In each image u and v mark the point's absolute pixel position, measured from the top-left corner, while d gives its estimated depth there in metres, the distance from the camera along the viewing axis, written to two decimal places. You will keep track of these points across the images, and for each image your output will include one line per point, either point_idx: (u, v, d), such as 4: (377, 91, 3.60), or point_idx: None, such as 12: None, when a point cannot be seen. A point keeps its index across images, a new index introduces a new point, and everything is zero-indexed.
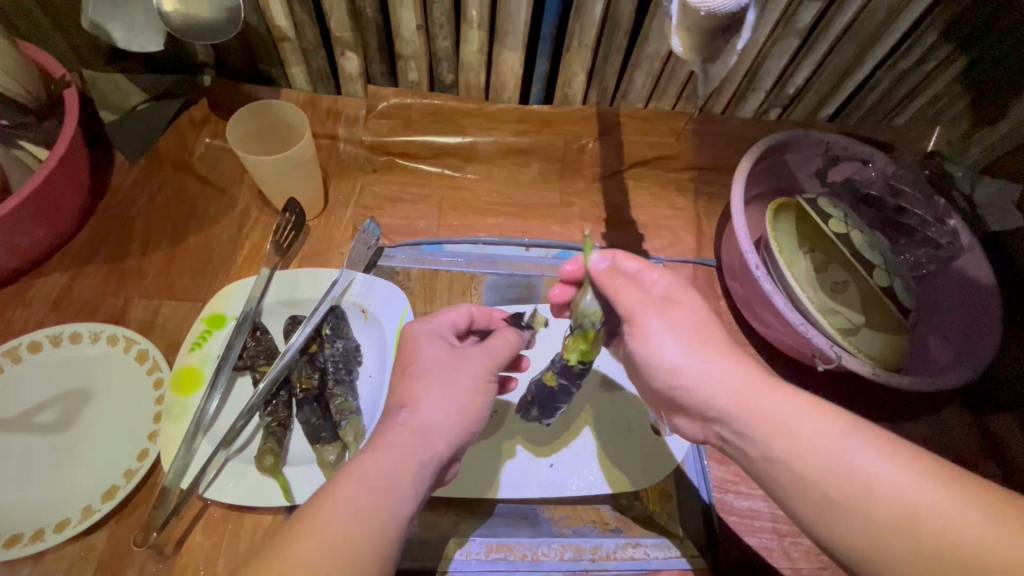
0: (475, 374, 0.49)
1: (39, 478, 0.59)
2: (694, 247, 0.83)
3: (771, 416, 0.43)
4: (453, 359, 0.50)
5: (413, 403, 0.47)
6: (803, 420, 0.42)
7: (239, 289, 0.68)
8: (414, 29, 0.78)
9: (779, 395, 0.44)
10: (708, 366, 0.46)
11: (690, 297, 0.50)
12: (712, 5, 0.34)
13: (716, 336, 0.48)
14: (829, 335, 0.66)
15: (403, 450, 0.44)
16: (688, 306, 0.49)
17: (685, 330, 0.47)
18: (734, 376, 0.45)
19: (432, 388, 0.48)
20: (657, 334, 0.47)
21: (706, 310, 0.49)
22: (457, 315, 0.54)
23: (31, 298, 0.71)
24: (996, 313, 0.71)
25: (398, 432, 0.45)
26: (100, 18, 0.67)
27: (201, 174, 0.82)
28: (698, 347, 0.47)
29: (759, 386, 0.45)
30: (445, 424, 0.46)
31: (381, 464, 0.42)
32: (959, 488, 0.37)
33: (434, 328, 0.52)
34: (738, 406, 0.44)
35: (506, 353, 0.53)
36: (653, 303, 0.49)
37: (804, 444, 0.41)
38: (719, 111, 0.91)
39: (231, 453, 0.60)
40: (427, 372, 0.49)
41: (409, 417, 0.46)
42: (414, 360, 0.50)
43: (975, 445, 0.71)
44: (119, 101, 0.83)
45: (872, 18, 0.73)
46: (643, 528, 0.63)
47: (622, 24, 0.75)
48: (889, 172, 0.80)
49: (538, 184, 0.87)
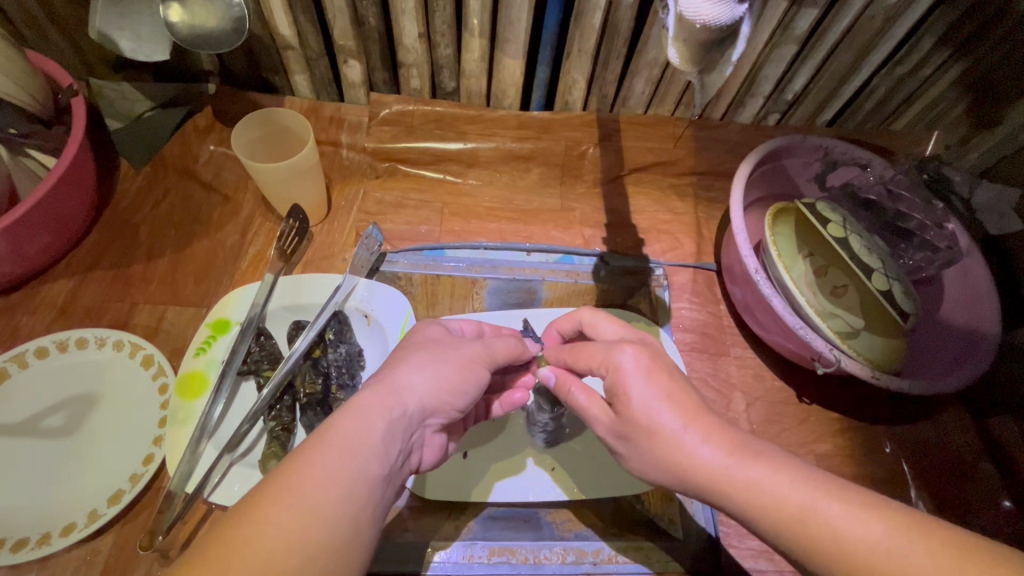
0: (454, 351, 0.51)
1: (45, 483, 0.59)
2: (694, 251, 0.84)
3: (738, 489, 0.41)
4: (441, 342, 0.52)
5: (391, 367, 0.48)
6: (775, 482, 0.41)
7: (244, 294, 0.69)
8: (416, 37, 0.79)
9: (750, 462, 0.42)
10: (665, 462, 0.44)
11: (642, 398, 0.45)
12: (708, 18, 0.34)
13: (667, 443, 0.44)
14: (829, 339, 0.66)
15: (373, 407, 0.44)
16: (633, 413, 0.45)
17: (638, 441, 0.46)
18: (703, 447, 0.43)
19: (412, 358, 0.49)
20: (621, 448, 0.48)
21: (655, 406, 0.45)
22: (460, 324, 0.58)
23: (37, 305, 0.72)
24: (992, 332, 0.70)
25: (368, 391, 0.45)
26: (109, 30, 0.68)
27: (204, 180, 0.83)
28: (651, 461, 0.46)
29: (726, 456, 0.43)
30: (418, 390, 0.47)
31: (349, 421, 0.42)
32: (942, 547, 0.35)
33: (434, 323, 0.55)
34: (705, 483, 0.43)
35: (506, 356, 0.54)
36: (603, 419, 0.49)
37: (779, 510, 0.40)
38: (719, 116, 0.92)
39: (236, 457, 0.60)
40: (410, 351, 0.50)
41: (382, 377, 0.47)
42: (408, 340, 0.53)
43: (975, 447, 0.71)
44: (124, 108, 0.84)
45: (869, 25, 0.74)
46: (645, 533, 0.63)
47: (622, 31, 0.76)
48: (888, 176, 0.80)
49: (539, 189, 0.88)
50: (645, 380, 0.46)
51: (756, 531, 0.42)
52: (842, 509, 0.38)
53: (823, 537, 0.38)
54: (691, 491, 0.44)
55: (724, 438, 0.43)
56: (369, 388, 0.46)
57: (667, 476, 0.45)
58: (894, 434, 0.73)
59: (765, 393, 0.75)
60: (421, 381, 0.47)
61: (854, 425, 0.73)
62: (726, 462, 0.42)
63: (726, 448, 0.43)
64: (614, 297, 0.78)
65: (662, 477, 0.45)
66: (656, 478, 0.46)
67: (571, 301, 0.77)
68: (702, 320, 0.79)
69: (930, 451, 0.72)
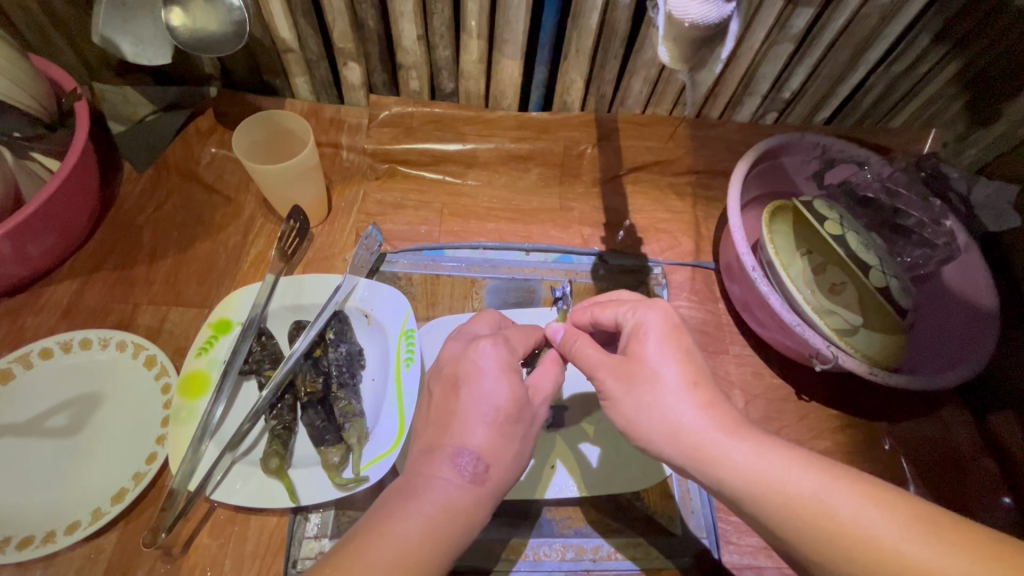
0: (531, 426, 0.49)
1: (52, 481, 0.60)
2: (692, 250, 0.84)
3: (739, 468, 0.44)
4: (521, 407, 0.48)
5: (485, 454, 0.46)
6: (782, 469, 0.43)
7: (244, 294, 0.69)
8: (415, 40, 0.80)
9: (752, 444, 0.44)
10: (661, 415, 0.47)
11: (655, 352, 0.49)
12: (696, 17, 0.35)
13: (659, 398, 0.47)
14: (826, 335, 0.67)
15: (472, 513, 0.44)
16: (645, 357, 0.49)
17: (637, 388, 0.48)
18: (702, 423, 0.46)
19: (507, 442, 0.47)
20: (612, 395, 0.50)
21: (667, 359, 0.48)
22: (523, 344, 0.54)
23: (42, 306, 0.73)
24: (992, 324, 0.70)
25: (463, 490, 0.44)
26: (111, 33, 0.69)
27: (207, 182, 0.84)
28: (649, 414, 0.47)
29: (726, 433, 0.45)
30: (506, 478, 0.46)
31: (439, 521, 0.42)
32: (944, 534, 0.37)
33: (504, 358, 0.50)
34: (699, 451, 0.45)
35: (551, 387, 0.52)
36: (608, 366, 0.50)
37: (784, 492, 0.42)
38: (717, 115, 0.92)
39: (238, 456, 0.61)
40: (496, 417, 0.47)
41: (481, 474, 0.45)
42: (479, 398, 0.47)
43: (974, 442, 0.72)
44: (127, 112, 0.85)
45: (865, 23, 0.75)
46: (645, 528, 0.64)
47: (620, 32, 0.77)
48: (885, 174, 0.80)
49: (538, 189, 0.88)
50: (663, 338, 0.50)
51: (749, 513, 0.44)
52: (849, 497, 0.40)
53: (830, 522, 0.40)
54: (679, 460, 0.47)
55: (722, 416, 0.46)
56: (463, 482, 0.44)
57: (662, 440, 0.47)
58: (893, 430, 0.73)
59: (764, 390, 0.75)
60: (510, 471, 0.47)
61: (853, 422, 0.73)
62: (724, 436, 0.45)
63: (724, 425, 0.46)
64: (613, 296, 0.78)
65: (661, 448, 0.47)
66: (645, 438, 0.48)
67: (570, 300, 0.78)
68: (701, 318, 0.79)
69: (929, 447, 0.72)
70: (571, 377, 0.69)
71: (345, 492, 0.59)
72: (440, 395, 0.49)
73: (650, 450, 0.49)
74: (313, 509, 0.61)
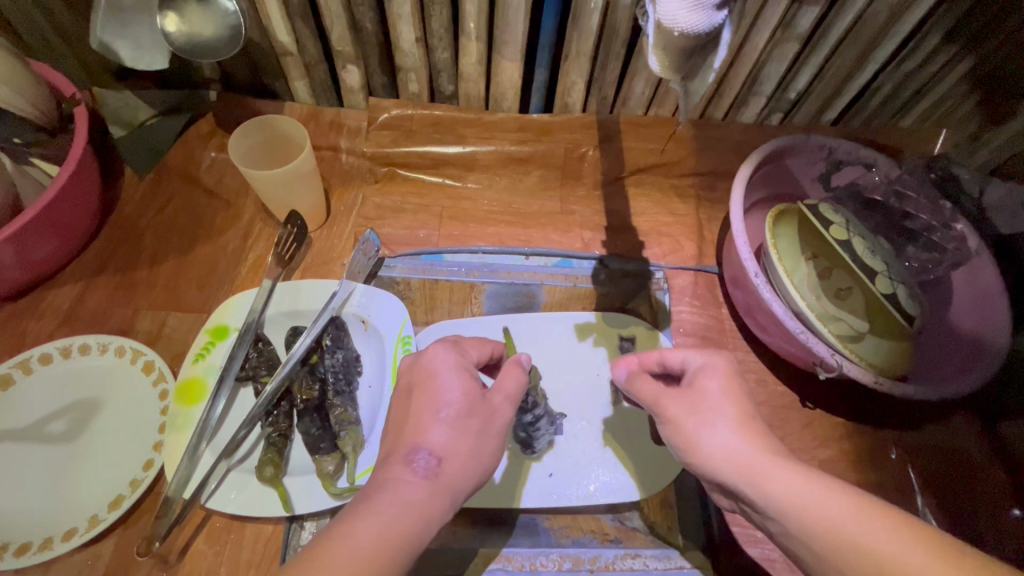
0: (490, 422, 0.47)
1: (50, 487, 0.60)
2: (695, 254, 0.83)
3: (784, 491, 0.42)
4: (476, 402, 0.47)
5: (441, 450, 0.44)
6: (823, 493, 0.41)
7: (241, 300, 0.69)
8: (413, 42, 0.79)
9: (795, 469, 0.43)
10: (719, 440, 0.46)
11: (719, 390, 0.49)
12: (686, 25, 0.34)
13: (718, 425, 0.47)
14: (831, 344, 0.65)
15: (426, 510, 0.42)
16: (711, 391, 0.49)
17: (701, 415, 0.48)
18: (753, 449, 0.45)
19: (464, 439, 0.45)
20: (675, 418, 0.49)
21: (730, 397, 0.49)
22: (479, 349, 0.54)
23: (43, 311, 0.73)
24: (1004, 332, 0.68)
25: (418, 488, 0.42)
26: (109, 38, 0.69)
27: (207, 186, 0.83)
28: (710, 440, 0.46)
29: (775, 459, 0.44)
30: (466, 480, 0.44)
31: (391, 520, 0.40)
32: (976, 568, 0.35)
33: (457, 358, 0.50)
34: (750, 473, 0.44)
35: (517, 390, 0.51)
36: (672, 397, 0.50)
37: (819, 516, 0.40)
38: (721, 116, 0.91)
39: (233, 463, 0.61)
40: (451, 414, 0.46)
41: (436, 470, 0.43)
42: (436, 397, 0.47)
43: (984, 452, 0.70)
44: (128, 117, 0.85)
45: (873, 21, 0.73)
46: (644, 539, 0.63)
47: (620, 33, 0.75)
48: (893, 176, 0.78)
49: (539, 192, 0.87)
50: (727, 378, 0.50)
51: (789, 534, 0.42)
52: (883, 528, 0.38)
53: (861, 547, 0.38)
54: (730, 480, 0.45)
55: (769, 445, 0.46)
56: (418, 479, 0.43)
57: (718, 462, 0.45)
58: (900, 439, 0.71)
59: (768, 398, 0.73)
60: (468, 471, 0.45)
61: (859, 430, 0.72)
62: (772, 460, 0.44)
63: (770, 450, 0.45)
64: (613, 300, 0.77)
65: (713, 468, 0.46)
66: (700, 460, 0.47)
67: (570, 304, 0.77)
68: (703, 323, 0.78)
69: (939, 457, 0.70)
70: (569, 389, 0.70)
71: (339, 501, 0.59)
72: (403, 401, 0.48)
73: (702, 473, 0.47)
74: (309, 516, 0.61)
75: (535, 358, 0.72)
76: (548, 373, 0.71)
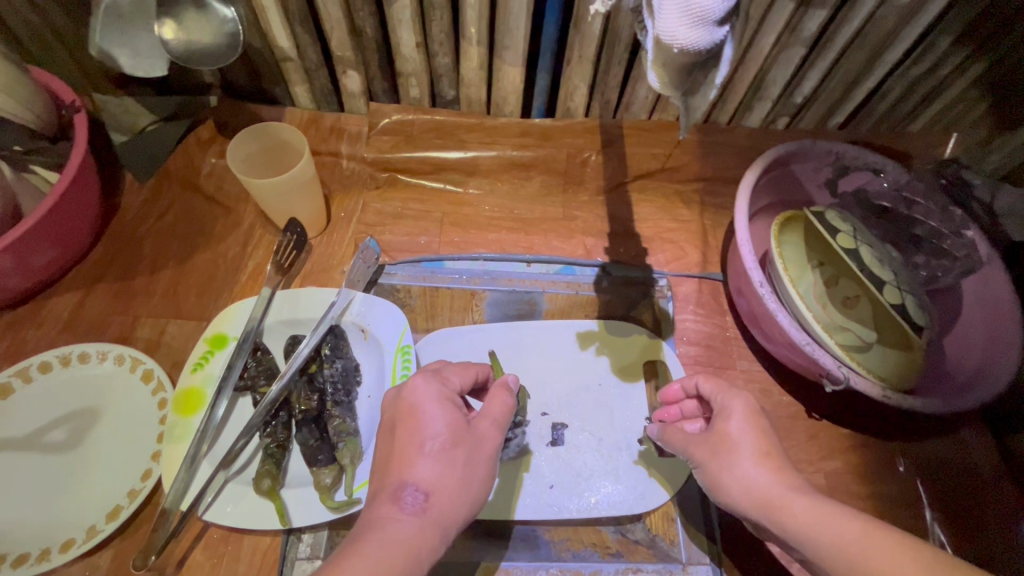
0: (478, 451, 0.47)
1: (48, 497, 0.60)
2: (698, 260, 0.82)
3: (799, 522, 0.44)
4: (460, 431, 0.47)
5: (427, 484, 0.44)
6: (834, 518, 0.43)
7: (240, 309, 0.68)
8: (414, 47, 0.78)
9: (809, 498, 0.45)
10: (738, 481, 0.47)
11: (738, 431, 0.49)
12: (685, 42, 0.34)
13: (736, 467, 0.48)
14: (837, 355, 0.64)
15: (416, 548, 0.41)
16: (728, 433, 0.50)
17: (720, 460, 0.49)
18: (771, 485, 0.46)
19: (452, 472, 0.45)
20: (700, 463, 0.51)
21: (747, 436, 0.49)
22: (461, 377, 0.52)
23: (43, 319, 0.73)
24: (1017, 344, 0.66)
25: (407, 526, 0.42)
26: (108, 46, 0.68)
27: (207, 193, 0.83)
28: (730, 483, 0.48)
29: (789, 488, 0.46)
30: (457, 514, 0.44)
31: (379, 560, 0.39)
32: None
33: (439, 388, 0.49)
34: (767, 506, 0.46)
35: (502, 413, 0.50)
36: (696, 441, 0.52)
37: (833, 539, 0.42)
38: (726, 120, 0.89)
39: (231, 474, 0.60)
40: (436, 446, 0.46)
41: (424, 506, 0.43)
42: (421, 431, 0.46)
43: (995, 466, 0.68)
44: (128, 123, 0.86)
45: (882, 24, 0.71)
46: (645, 553, 0.62)
47: (623, 37, 0.74)
48: (902, 182, 0.77)
49: (541, 198, 0.86)
50: (746, 417, 0.50)
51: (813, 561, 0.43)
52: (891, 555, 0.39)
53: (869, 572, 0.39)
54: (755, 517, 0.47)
55: (788, 477, 0.47)
56: (407, 516, 0.43)
57: (740, 497, 0.47)
58: (908, 451, 0.70)
59: (772, 408, 0.72)
60: (457, 502, 0.44)
61: (866, 442, 0.70)
62: (789, 490, 0.45)
63: (786, 480, 0.46)
64: (616, 308, 0.76)
65: (734, 502, 0.48)
66: (725, 501, 0.49)
67: (572, 312, 0.76)
68: (707, 332, 0.77)
69: (947, 470, 0.69)
70: (571, 399, 0.69)
71: (338, 514, 0.58)
72: (388, 433, 0.48)
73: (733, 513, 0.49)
74: (306, 529, 0.61)
75: (537, 368, 0.71)
76: (551, 383, 0.70)
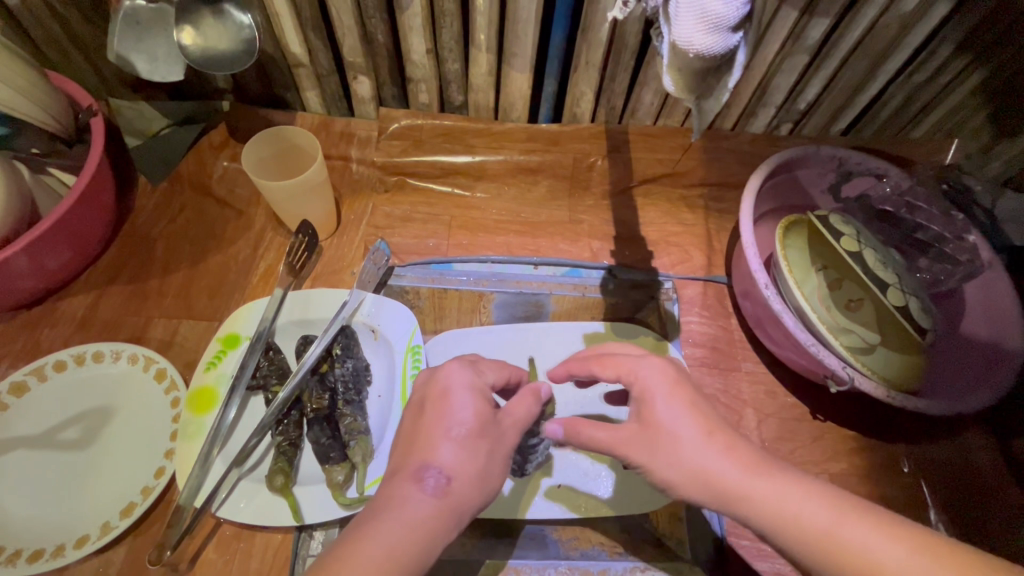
0: (500, 444, 0.48)
1: (63, 493, 0.61)
2: (703, 264, 0.83)
3: (762, 508, 0.43)
4: (488, 422, 0.48)
5: (451, 469, 0.44)
6: (808, 509, 0.42)
7: (253, 310, 0.69)
8: (424, 53, 0.80)
9: (769, 479, 0.44)
10: (687, 466, 0.45)
11: (667, 410, 0.47)
12: (701, 47, 0.35)
13: (686, 453, 0.46)
14: (842, 356, 0.65)
15: (435, 529, 0.42)
16: (659, 421, 0.47)
17: (661, 452, 0.46)
18: (728, 470, 0.44)
19: (475, 459, 0.46)
20: (642, 464, 0.48)
21: (680, 416, 0.47)
22: (496, 372, 0.54)
23: (58, 318, 0.74)
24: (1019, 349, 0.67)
25: (427, 504, 0.43)
26: (125, 51, 0.70)
27: (219, 196, 0.84)
28: (684, 473, 0.45)
29: (748, 472, 0.44)
30: (474, 500, 0.45)
31: (397, 540, 0.41)
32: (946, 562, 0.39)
33: (473, 377, 0.50)
34: (727, 496, 0.44)
35: (528, 419, 0.51)
36: (623, 436, 0.49)
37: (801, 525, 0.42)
38: (730, 126, 0.91)
39: (244, 471, 0.61)
40: (463, 432, 0.46)
41: (446, 488, 0.44)
42: (449, 415, 0.47)
43: (998, 472, 0.68)
44: (142, 127, 0.87)
45: (884, 32, 0.73)
46: (654, 553, 0.62)
47: (630, 45, 0.75)
48: (904, 187, 0.78)
49: (547, 201, 0.87)
50: (669, 392, 0.49)
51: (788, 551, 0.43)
52: (863, 530, 0.41)
53: (844, 549, 0.40)
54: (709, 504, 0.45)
55: (742, 454, 0.45)
56: (428, 497, 0.43)
57: (692, 485, 0.45)
58: (912, 452, 0.71)
59: (778, 410, 0.73)
60: (478, 490, 0.45)
61: (870, 444, 0.71)
62: (747, 476, 0.44)
63: (744, 463, 0.45)
64: (622, 313, 0.78)
65: (694, 495, 0.45)
66: (681, 494, 0.46)
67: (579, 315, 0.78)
68: (712, 334, 0.78)
69: (951, 474, 0.69)
70: (581, 401, 0.70)
71: (349, 511, 0.59)
72: (416, 416, 0.49)
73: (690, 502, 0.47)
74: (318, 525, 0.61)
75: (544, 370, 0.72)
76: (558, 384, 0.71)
